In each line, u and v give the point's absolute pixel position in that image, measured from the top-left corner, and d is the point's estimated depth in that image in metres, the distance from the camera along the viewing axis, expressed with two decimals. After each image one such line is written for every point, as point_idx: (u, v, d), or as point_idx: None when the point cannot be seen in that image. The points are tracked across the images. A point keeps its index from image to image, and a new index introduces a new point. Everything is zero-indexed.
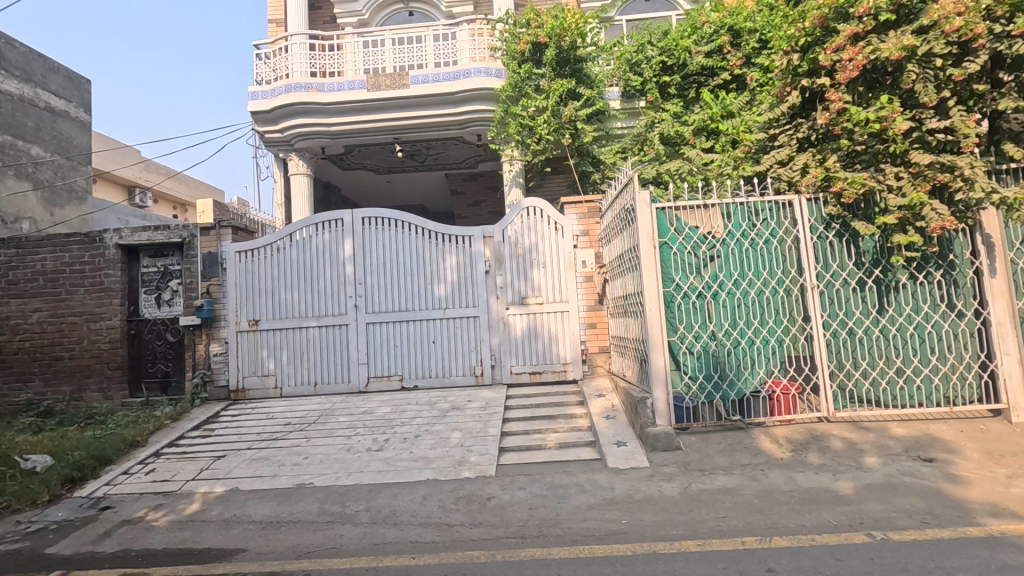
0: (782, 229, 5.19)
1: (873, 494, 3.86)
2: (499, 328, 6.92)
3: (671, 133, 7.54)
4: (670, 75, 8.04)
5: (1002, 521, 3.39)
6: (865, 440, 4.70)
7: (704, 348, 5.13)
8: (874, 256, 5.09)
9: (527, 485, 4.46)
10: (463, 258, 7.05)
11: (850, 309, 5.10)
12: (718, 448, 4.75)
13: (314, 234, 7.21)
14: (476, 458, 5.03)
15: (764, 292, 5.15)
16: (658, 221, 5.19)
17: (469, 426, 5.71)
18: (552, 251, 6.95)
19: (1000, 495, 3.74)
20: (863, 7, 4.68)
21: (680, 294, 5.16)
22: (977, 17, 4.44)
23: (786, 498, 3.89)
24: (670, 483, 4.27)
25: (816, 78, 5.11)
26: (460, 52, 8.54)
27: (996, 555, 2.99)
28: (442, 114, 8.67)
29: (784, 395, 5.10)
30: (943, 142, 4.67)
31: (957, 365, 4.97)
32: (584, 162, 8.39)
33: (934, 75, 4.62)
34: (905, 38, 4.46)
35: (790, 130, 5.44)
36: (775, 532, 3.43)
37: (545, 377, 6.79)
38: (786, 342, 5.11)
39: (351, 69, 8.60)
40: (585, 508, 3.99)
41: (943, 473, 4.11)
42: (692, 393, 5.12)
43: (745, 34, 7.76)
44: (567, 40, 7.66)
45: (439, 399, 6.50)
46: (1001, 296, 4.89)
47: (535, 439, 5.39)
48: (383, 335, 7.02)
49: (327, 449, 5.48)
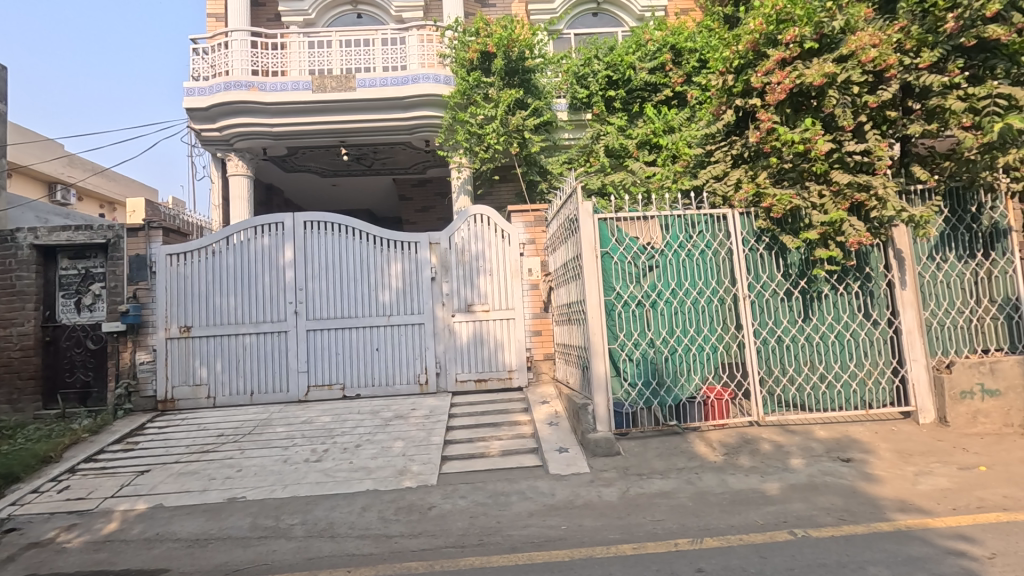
0: (717, 241, 5.43)
1: (797, 494, 4.08)
2: (444, 336, 6.88)
3: (616, 146, 7.77)
4: (615, 90, 8.36)
5: (909, 516, 3.65)
6: (791, 443, 4.96)
7: (643, 355, 5.29)
8: (800, 269, 5.41)
9: (469, 494, 4.45)
10: (408, 265, 6.98)
11: (778, 318, 5.38)
12: (656, 453, 4.90)
13: (252, 238, 6.95)
14: (418, 468, 4.97)
15: (699, 301, 5.36)
16: (600, 231, 5.31)
17: (412, 435, 5.64)
18: (499, 259, 6.99)
19: (908, 491, 4.04)
20: (789, 35, 4.96)
21: (620, 303, 5.30)
22: (889, 49, 4.78)
23: (718, 500, 4.05)
24: (609, 488, 4.36)
25: (748, 98, 5.41)
26: (409, 57, 8.49)
27: (904, 548, 3.21)
28: (390, 119, 8.56)
29: (718, 401, 5.31)
30: (860, 163, 5.01)
31: (873, 370, 5.34)
32: (531, 171, 8.48)
33: (851, 100, 4.98)
34: (826, 66, 4.78)
35: (725, 147, 5.75)
36: (707, 533, 3.57)
37: (490, 385, 6.79)
38: (719, 349, 5.34)
39: (296, 69, 8.41)
40: (526, 515, 4.01)
41: (859, 472, 4.39)
42: (631, 400, 5.25)
43: (685, 54, 8.10)
44: (515, 50, 7.76)
45: (382, 407, 6.38)
46: (911, 306, 5.28)
47: (478, 447, 5.39)
48: (324, 342, 6.84)
49: (262, 460, 5.27)
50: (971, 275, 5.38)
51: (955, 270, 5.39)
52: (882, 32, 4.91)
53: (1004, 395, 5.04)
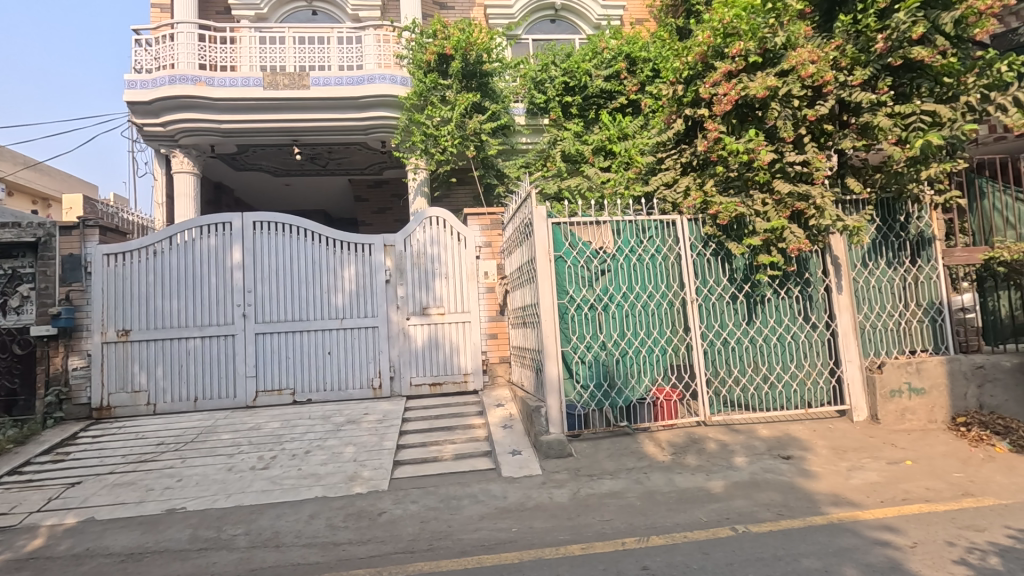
0: (667, 246, 5.58)
1: (739, 491, 4.23)
2: (399, 339, 6.79)
3: (572, 152, 7.88)
4: (572, 96, 8.50)
5: (841, 510, 3.85)
6: (736, 441, 5.14)
7: (595, 358, 5.38)
8: (744, 273, 5.61)
9: (420, 498, 4.41)
10: (362, 268, 6.87)
11: (724, 321, 5.57)
12: (607, 454, 4.98)
13: (198, 238, 6.70)
14: (369, 473, 4.90)
15: (650, 305, 5.49)
16: (554, 235, 5.37)
17: (364, 440, 5.55)
18: (454, 262, 6.97)
19: (842, 486, 4.25)
20: (735, 48, 5.16)
21: (573, 306, 5.38)
22: (826, 65, 5.01)
23: (665, 499, 4.16)
24: (560, 490, 4.41)
25: (697, 108, 5.59)
26: (365, 57, 8.38)
27: (835, 540, 3.38)
28: (345, 119, 8.40)
29: (667, 402, 5.45)
30: (800, 172, 5.25)
31: (812, 370, 5.59)
32: (488, 174, 8.52)
33: (792, 113, 5.21)
34: (769, 79, 4.99)
35: (675, 155, 5.93)
36: (653, 532, 3.65)
37: (445, 389, 6.75)
38: (669, 351, 5.48)
39: (246, 65, 8.18)
40: (477, 518, 4.01)
41: (798, 469, 4.59)
42: (584, 401, 5.34)
43: (640, 63, 8.28)
44: (473, 54, 7.79)
45: (334, 412, 6.25)
46: (846, 310, 5.56)
47: (431, 451, 5.36)
48: (273, 346, 6.65)
49: (205, 469, 5.08)
50: (899, 280, 5.72)
51: (885, 276, 5.71)
52: (820, 49, 5.15)
53: (929, 393, 5.36)
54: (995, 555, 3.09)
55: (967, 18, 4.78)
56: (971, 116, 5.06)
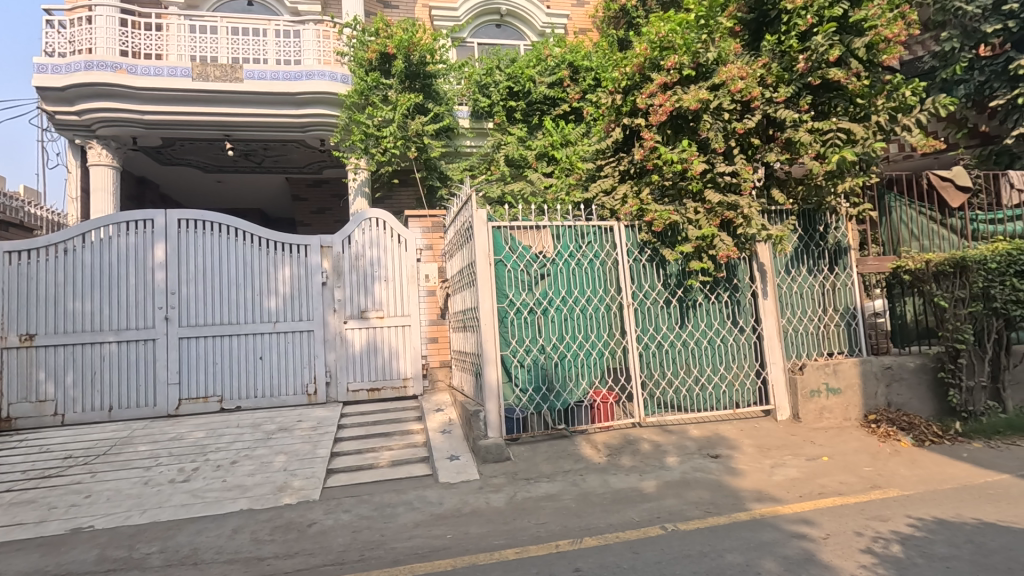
0: (604, 251, 5.69)
1: (670, 490, 4.35)
2: (336, 344, 6.59)
3: (516, 156, 7.93)
4: (516, 101, 8.63)
5: (763, 505, 4.03)
6: (668, 442, 5.29)
7: (534, 361, 5.42)
8: (678, 278, 5.81)
9: (353, 507, 4.29)
10: (298, 269, 6.63)
11: (659, 325, 5.73)
12: (544, 456, 5.02)
13: (115, 235, 6.26)
14: (299, 483, 4.71)
15: (587, 309, 5.59)
16: (494, 239, 5.37)
17: (296, 448, 5.34)
18: (395, 265, 6.86)
19: (765, 482, 4.45)
20: (670, 62, 5.36)
21: (513, 309, 5.39)
22: (753, 82, 5.27)
23: (600, 500, 4.22)
24: (497, 494, 4.40)
25: (634, 118, 5.77)
26: (304, 52, 8.06)
27: (756, 535, 3.53)
28: (281, 115, 8.08)
29: (604, 404, 5.55)
30: (729, 183, 5.47)
31: (739, 372, 5.85)
32: (431, 176, 8.43)
33: (723, 125, 5.44)
34: (701, 92, 5.21)
35: (614, 162, 6.09)
36: (587, 533, 3.69)
37: (384, 394, 6.61)
38: (606, 354, 5.59)
39: (175, 53, 7.72)
40: (412, 526, 3.94)
41: (725, 467, 4.78)
42: (522, 405, 5.36)
43: (582, 71, 8.44)
44: (416, 54, 7.73)
45: (265, 420, 5.98)
46: (771, 315, 5.87)
47: (367, 458, 5.23)
48: (199, 351, 6.29)
49: (118, 484, 4.74)
50: (819, 287, 6.08)
51: (806, 282, 6.06)
52: (748, 66, 5.42)
53: (845, 393, 5.72)
54: (897, 543, 3.32)
55: (877, 44, 5.16)
56: (881, 135, 5.47)
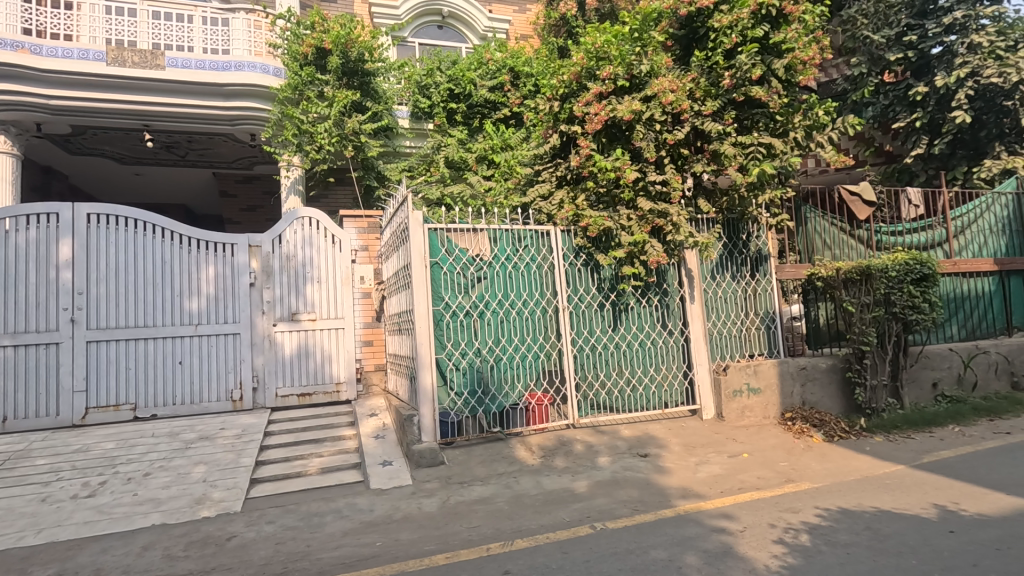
0: (541, 255, 5.75)
1: (601, 490, 4.45)
2: (264, 347, 6.31)
3: (456, 158, 7.92)
4: (456, 103, 8.64)
5: (688, 502, 4.19)
6: (601, 442, 5.42)
7: (470, 364, 5.40)
8: (611, 283, 5.97)
9: (277, 518, 4.12)
10: (223, 269, 6.31)
11: (593, 328, 5.87)
12: (478, 460, 5.02)
13: (13, 230, 5.73)
14: (220, 494, 4.47)
15: (523, 312, 5.63)
16: (430, 241, 5.33)
17: (217, 458, 5.07)
18: (328, 265, 6.65)
19: (690, 479, 4.64)
20: (605, 72, 5.53)
21: (449, 312, 5.36)
22: (683, 95, 5.49)
23: (532, 502, 4.26)
24: (430, 499, 4.35)
25: (571, 125, 5.90)
26: (233, 41, 7.69)
27: (679, 530, 3.67)
28: (207, 106, 7.64)
29: (538, 406, 5.61)
30: (660, 191, 5.68)
31: (668, 374, 6.08)
32: (368, 176, 8.26)
33: (655, 136, 5.64)
34: (634, 103, 5.39)
35: (551, 168, 6.21)
36: (518, 535, 3.71)
37: (315, 400, 6.39)
38: (541, 357, 5.66)
39: (88, 36, 7.19)
40: (340, 535, 3.82)
41: (654, 466, 4.94)
42: (457, 408, 5.33)
43: (523, 77, 8.55)
44: (354, 51, 7.59)
45: (183, 428, 5.63)
46: (698, 318, 6.13)
47: (294, 466, 5.04)
48: (110, 356, 5.86)
49: (11, 502, 4.32)
50: (742, 292, 6.41)
51: (730, 287, 6.38)
52: (678, 79, 5.64)
53: (764, 392, 6.06)
54: (805, 533, 3.54)
55: (794, 65, 5.51)
56: (797, 150, 5.84)
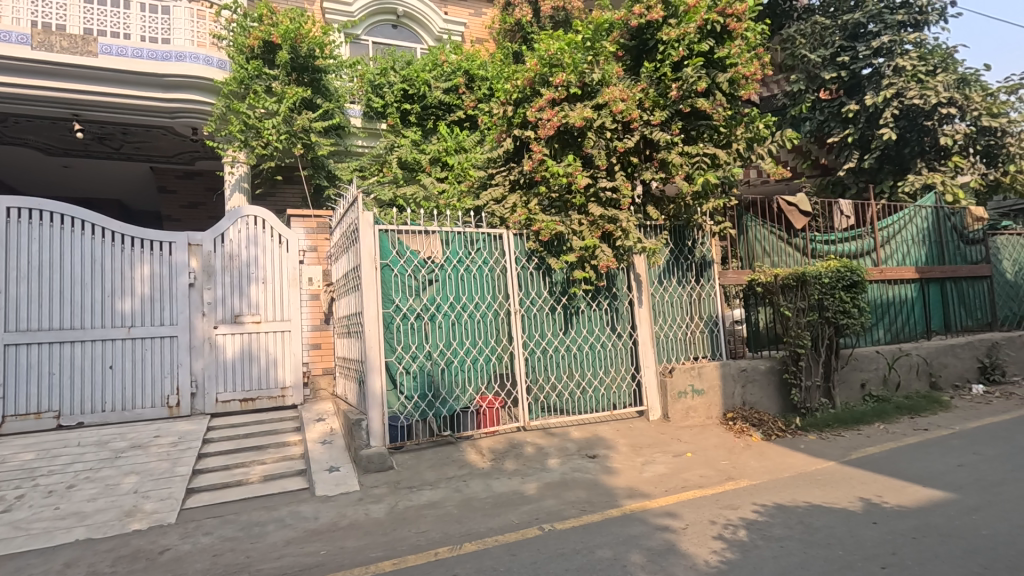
0: (493, 258, 5.77)
1: (550, 491, 4.50)
2: (203, 351, 6.03)
3: (409, 160, 7.84)
4: (410, 104, 8.56)
5: (634, 501, 4.29)
6: (551, 444, 5.48)
7: (421, 367, 5.34)
8: (562, 286, 6.04)
9: (215, 529, 3.95)
10: (159, 268, 6.00)
11: (544, 331, 5.92)
12: (428, 464, 4.97)
13: None
14: (152, 506, 4.25)
15: (475, 315, 5.63)
16: (380, 243, 5.26)
17: (151, 467, 4.81)
18: (274, 266, 6.45)
19: (637, 479, 4.76)
20: (558, 79, 5.61)
21: (399, 315, 5.29)
22: (633, 105, 5.63)
23: (482, 505, 4.26)
24: (378, 504, 4.27)
25: (525, 130, 5.96)
26: (174, 31, 7.33)
27: (625, 529, 3.76)
28: (144, 97, 7.25)
29: (490, 409, 5.63)
30: (610, 198, 5.80)
31: (617, 376, 6.22)
32: (318, 175, 8.06)
33: (606, 143, 5.76)
34: (585, 111, 5.49)
35: (504, 172, 6.24)
36: (466, 538, 3.70)
37: (259, 404, 6.18)
38: (493, 360, 5.67)
39: (9, 17, 6.70)
40: (282, 544, 3.70)
41: (602, 466, 5.04)
42: (407, 412, 5.26)
43: (477, 81, 8.54)
44: (303, 46, 7.41)
45: (113, 437, 5.31)
46: (645, 322, 6.30)
47: (235, 475, 4.84)
48: (32, 360, 5.46)
49: None
50: (688, 296, 6.63)
51: (676, 292, 6.58)
52: (629, 89, 5.78)
53: (707, 393, 6.28)
54: (743, 528, 3.69)
55: (737, 79, 5.74)
56: (740, 161, 6.10)
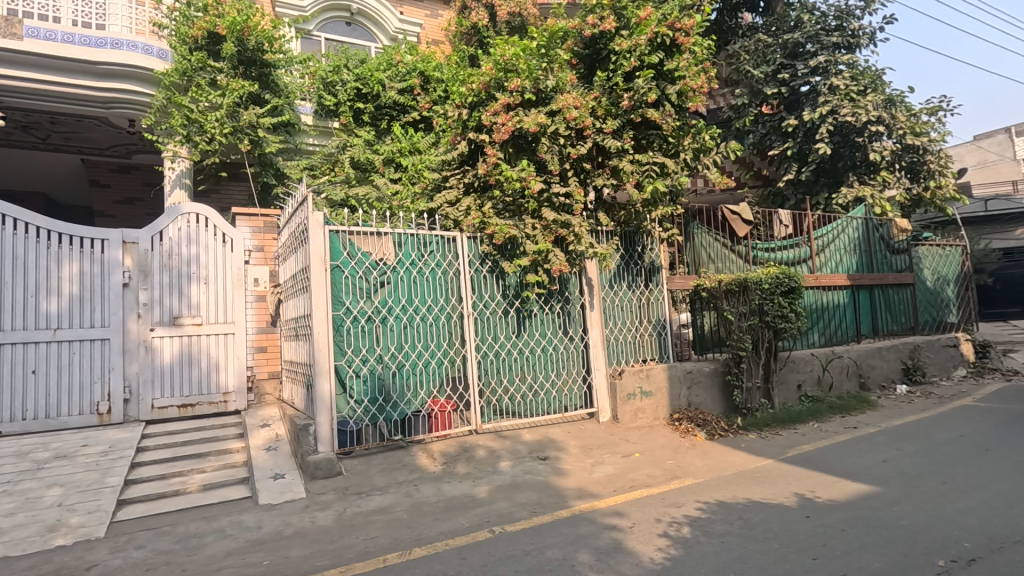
0: (447, 261, 5.75)
1: (501, 494, 4.52)
2: (138, 354, 5.73)
3: (362, 160, 7.70)
4: (364, 103, 8.44)
5: (583, 502, 4.37)
6: (502, 447, 5.50)
7: (371, 371, 5.26)
8: (516, 290, 6.09)
9: (148, 542, 3.75)
10: (90, 267, 5.65)
11: (497, 334, 5.94)
12: (378, 469, 4.89)
13: None
14: (79, 519, 3.99)
15: (427, 318, 5.59)
16: (331, 244, 5.15)
17: (78, 478, 4.52)
18: (217, 265, 6.21)
19: (586, 480, 4.85)
20: (512, 84, 5.67)
21: (349, 318, 5.18)
22: (586, 113, 5.74)
23: (432, 509, 4.23)
24: (325, 512, 4.17)
25: (479, 133, 5.98)
26: (110, 17, 6.94)
27: (574, 529, 3.82)
28: (74, 85, 6.82)
29: (442, 413, 5.57)
30: (564, 203, 5.89)
31: (569, 379, 6.31)
32: (266, 173, 7.81)
33: (559, 149, 5.84)
34: (539, 117, 5.55)
35: (459, 175, 6.25)
36: (416, 543, 3.67)
37: (198, 410, 5.91)
38: (445, 363, 5.64)
39: None
40: (222, 556, 3.56)
41: (552, 468, 5.10)
42: (357, 416, 5.16)
43: (432, 82, 8.48)
44: (251, 39, 7.18)
45: (36, 446, 4.96)
46: (597, 326, 6.42)
47: (171, 484, 4.62)
48: None
49: None
50: (637, 300, 6.82)
51: (626, 296, 6.75)
52: (582, 97, 5.89)
53: (655, 395, 6.47)
54: (686, 525, 3.82)
55: (685, 92, 5.93)
56: (687, 170, 6.31)
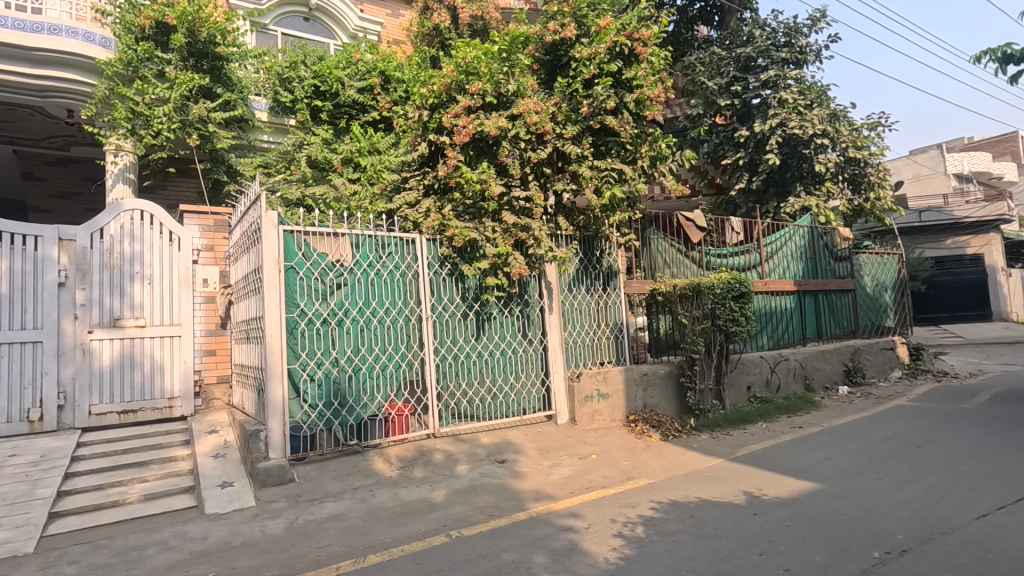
0: (406, 263, 5.69)
1: (458, 498, 4.49)
2: (74, 357, 5.41)
3: (319, 159, 7.54)
4: (321, 101, 8.28)
5: (540, 504, 4.39)
6: (460, 450, 5.46)
7: (326, 375, 5.13)
8: (475, 293, 6.08)
9: (82, 557, 3.54)
10: (20, 265, 5.30)
11: (456, 337, 5.91)
12: (332, 475, 4.78)
13: None
14: (4, 535, 3.73)
15: (385, 320, 5.51)
16: (285, 244, 5.02)
17: (4, 490, 4.23)
18: (162, 264, 5.95)
19: (543, 482, 4.87)
20: (474, 87, 5.68)
21: (304, 320, 5.05)
22: (546, 118, 5.80)
23: (388, 515, 4.16)
24: (275, 520, 4.04)
25: (440, 135, 5.96)
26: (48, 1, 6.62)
27: (531, 532, 3.83)
28: (7, 72, 6.42)
29: (399, 417, 5.50)
30: (524, 207, 5.91)
31: (527, 382, 6.34)
32: (217, 169, 7.43)
33: (520, 153, 5.88)
34: (500, 120, 5.57)
35: (418, 176, 6.21)
36: (371, 550, 3.60)
37: (139, 417, 5.63)
38: (402, 366, 5.57)
39: None
40: (164, 569, 3.40)
41: (510, 471, 5.10)
42: (311, 421, 5.03)
43: (393, 82, 8.39)
44: (203, 31, 6.92)
45: None
46: (555, 329, 6.48)
47: (109, 495, 4.38)
48: None
49: None
50: (595, 303, 6.92)
51: (585, 300, 6.84)
52: (542, 102, 5.95)
53: (612, 397, 6.58)
54: (640, 525, 3.90)
55: (642, 100, 6.07)
56: (645, 177, 6.45)
